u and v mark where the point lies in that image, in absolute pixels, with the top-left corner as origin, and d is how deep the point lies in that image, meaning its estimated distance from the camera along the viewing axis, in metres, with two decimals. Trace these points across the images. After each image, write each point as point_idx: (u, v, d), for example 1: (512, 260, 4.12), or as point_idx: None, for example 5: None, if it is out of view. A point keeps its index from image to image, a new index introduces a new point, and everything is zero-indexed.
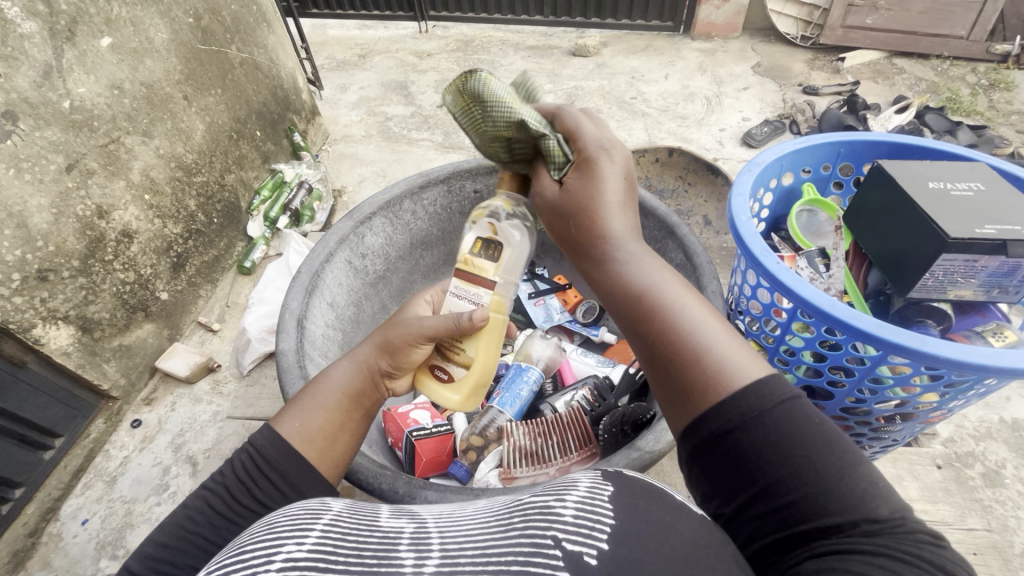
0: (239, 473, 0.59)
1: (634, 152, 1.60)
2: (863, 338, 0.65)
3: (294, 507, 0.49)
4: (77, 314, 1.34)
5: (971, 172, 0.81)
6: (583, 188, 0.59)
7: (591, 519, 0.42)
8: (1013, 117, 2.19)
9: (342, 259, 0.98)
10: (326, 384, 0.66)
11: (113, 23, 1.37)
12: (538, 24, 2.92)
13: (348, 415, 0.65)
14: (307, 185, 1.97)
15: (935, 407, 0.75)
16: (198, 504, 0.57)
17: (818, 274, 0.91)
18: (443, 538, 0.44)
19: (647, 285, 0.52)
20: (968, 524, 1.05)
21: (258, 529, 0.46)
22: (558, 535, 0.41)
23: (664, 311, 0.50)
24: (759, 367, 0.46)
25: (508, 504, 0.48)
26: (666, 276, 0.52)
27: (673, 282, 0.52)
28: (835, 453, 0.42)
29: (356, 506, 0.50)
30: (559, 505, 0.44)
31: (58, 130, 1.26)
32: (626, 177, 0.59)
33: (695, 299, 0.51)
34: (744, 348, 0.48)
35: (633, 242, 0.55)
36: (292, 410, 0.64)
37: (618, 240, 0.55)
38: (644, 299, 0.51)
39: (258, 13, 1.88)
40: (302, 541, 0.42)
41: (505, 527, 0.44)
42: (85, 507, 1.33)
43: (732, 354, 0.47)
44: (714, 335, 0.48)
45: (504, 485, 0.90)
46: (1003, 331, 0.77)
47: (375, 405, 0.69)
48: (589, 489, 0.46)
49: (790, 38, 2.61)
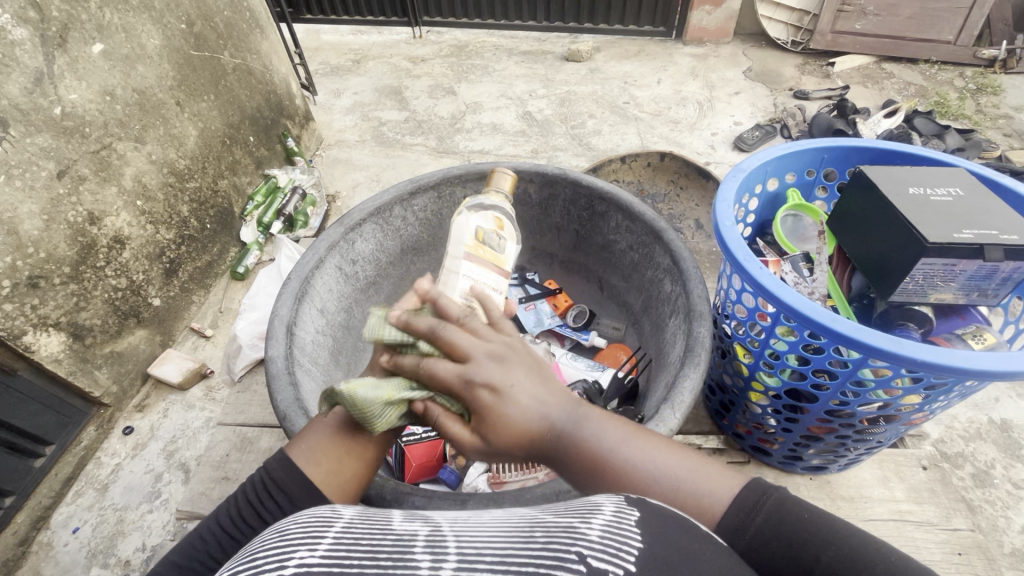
0: (252, 495, 0.61)
1: (627, 157, 1.62)
2: (845, 343, 0.65)
3: (306, 515, 0.49)
4: (68, 320, 1.33)
5: (951, 177, 0.83)
6: (512, 429, 0.51)
7: (615, 541, 0.43)
8: (1001, 121, 2.22)
9: (332, 265, 0.98)
10: (337, 412, 0.63)
11: (105, 29, 1.38)
12: (532, 29, 2.94)
13: (357, 438, 0.61)
14: (301, 191, 1.96)
15: (917, 409, 0.76)
16: (212, 525, 0.61)
17: (802, 278, 0.91)
18: (460, 544, 0.44)
19: (604, 455, 0.54)
20: (952, 524, 1.03)
21: (270, 535, 0.46)
22: (583, 552, 0.41)
23: (628, 475, 0.54)
24: (728, 482, 0.54)
25: (528, 519, 0.49)
26: (615, 435, 0.55)
27: (625, 440, 0.56)
28: (838, 538, 0.48)
29: (368, 513, 0.50)
30: (584, 526, 0.44)
31: (49, 136, 1.25)
32: (535, 375, 0.52)
33: (652, 444, 0.56)
34: (706, 467, 0.55)
35: (578, 419, 0.54)
36: (307, 433, 0.64)
37: (561, 426, 0.53)
38: (605, 470, 0.54)
39: (250, 19, 1.89)
40: (315, 547, 0.42)
41: (527, 540, 0.44)
42: (76, 515, 1.32)
43: (700, 482, 0.54)
44: (677, 471, 0.54)
45: (493, 489, 0.92)
46: (982, 334, 0.78)
47: (393, 429, 0.63)
48: (616, 514, 0.46)
49: (781, 44, 2.64)
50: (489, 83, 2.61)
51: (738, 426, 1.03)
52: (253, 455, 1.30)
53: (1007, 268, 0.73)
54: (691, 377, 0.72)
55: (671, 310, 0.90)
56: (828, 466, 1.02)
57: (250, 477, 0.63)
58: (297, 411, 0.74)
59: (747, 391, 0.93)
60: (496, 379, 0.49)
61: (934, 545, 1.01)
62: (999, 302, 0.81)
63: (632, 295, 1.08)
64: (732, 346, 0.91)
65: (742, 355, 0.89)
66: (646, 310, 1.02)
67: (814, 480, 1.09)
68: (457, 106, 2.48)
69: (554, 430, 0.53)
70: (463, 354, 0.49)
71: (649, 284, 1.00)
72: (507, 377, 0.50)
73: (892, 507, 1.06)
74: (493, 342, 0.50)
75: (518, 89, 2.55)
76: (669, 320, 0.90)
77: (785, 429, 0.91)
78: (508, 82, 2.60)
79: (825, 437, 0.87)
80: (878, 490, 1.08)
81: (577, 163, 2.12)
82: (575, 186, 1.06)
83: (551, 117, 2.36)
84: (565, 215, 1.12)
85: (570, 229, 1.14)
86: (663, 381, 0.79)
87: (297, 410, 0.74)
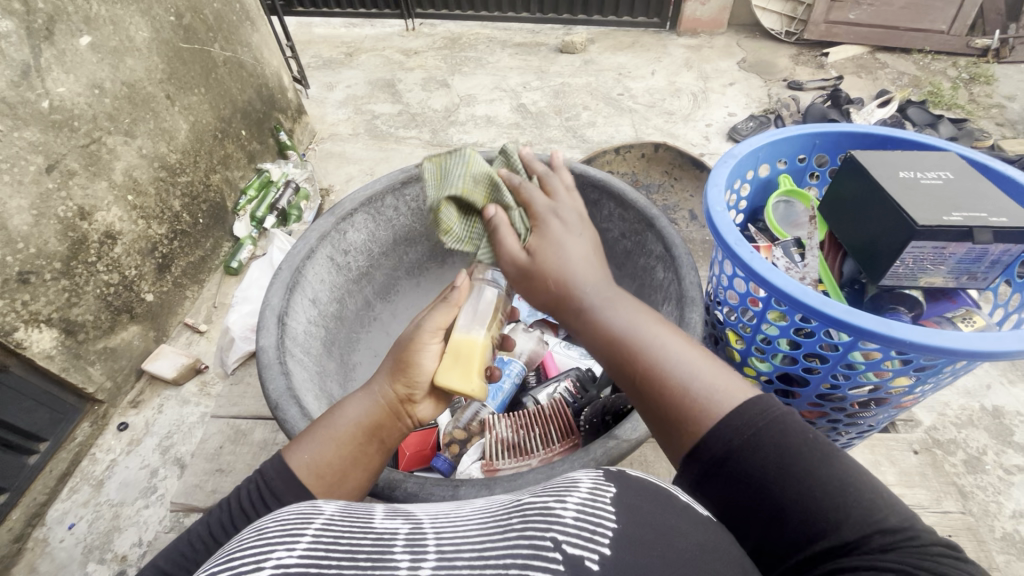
0: (243, 504, 0.60)
1: (620, 148, 1.61)
2: (835, 325, 0.66)
3: (285, 511, 0.49)
4: (60, 317, 1.32)
5: (942, 161, 0.83)
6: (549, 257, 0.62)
7: (591, 522, 0.43)
8: (994, 110, 2.23)
9: (324, 255, 0.97)
10: (343, 422, 0.65)
11: (92, 22, 1.36)
12: (525, 21, 2.93)
13: (364, 449, 0.65)
14: (294, 185, 1.95)
15: (906, 392, 0.77)
16: (202, 533, 0.60)
17: (793, 264, 0.91)
18: (439, 540, 0.44)
19: (624, 330, 0.57)
20: (944, 507, 1.04)
21: (248, 535, 0.46)
22: (559, 537, 0.41)
23: (643, 356, 0.55)
24: (744, 391, 0.51)
25: (506, 505, 0.49)
26: (640, 318, 0.57)
27: (649, 325, 0.56)
28: (831, 465, 0.46)
29: (349, 509, 0.50)
30: (559, 507, 0.44)
31: (37, 131, 1.24)
32: (590, 244, 0.64)
33: (676, 336, 0.56)
34: (726, 374, 0.52)
35: (608, 292, 0.59)
36: (306, 441, 0.64)
37: (591, 290, 0.60)
38: (620, 345, 0.56)
39: (241, 11, 1.86)
40: (293, 547, 0.42)
41: (503, 529, 0.44)
42: (72, 511, 1.32)
43: (715, 384, 0.51)
44: (695, 370, 0.53)
45: (486, 476, 0.90)
46: (971, 317, 0.79)
47: (396, 438, 0.68)
48: (591, 491, 0.46)
49: (775, 34, 2.63)
50: (483, 76, 2.59)
51: None
52: (248, 449, 1.30)
53: (996, 251, 0.74)
54: None
55: (663, 297, 0.90)
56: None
57: (241, 485, 0.62)
58: (289, 400, 0.74)
59: None
60: (568, 220, 0.67)
61: None
62: (989, 285, 0.81)
63: (625, 283, 1.08)
64: (725, 333, 0.92)
65: (734, 341, 0.90)
66: (639, 298, 1.02)
67: None
68: (451, 99, 2.46)
69: (580, 287, 0.60)
70: (553, 197, 0.71)
71: (642, 271, 1.00)
72: (575, 228, 0.66)
73: None
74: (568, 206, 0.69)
75: (512, 81, 2.53)
76: (661, 307, 0.90)
77: None
78: (502, 74, 2.59)
79: (817, 421, 0.88)
80: (870, 475, 1.09)
81: (571, 155, 2.12)
82: (567, 174, 1.05)
83: (545, 109, 2.36)
84: None
85: None
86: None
87: (290, 400, 0.75)
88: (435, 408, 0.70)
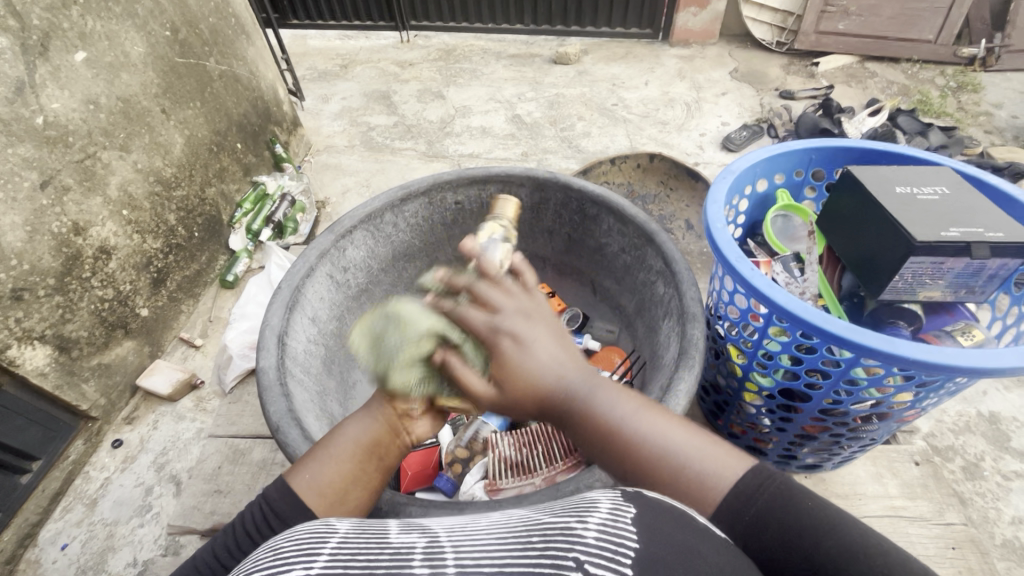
0: (250, 527, 0.59)
1: (616, 159, 1.62)
2: (836, 342, 0.66)
3: (300, 529, 0.48)
4: (53, 333, 1.31)
5: (937, 176, 0.84)
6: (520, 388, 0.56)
7: (613, 542, 0.42)
8: (982, 118, 2.26)
9: (324, 273, 0.97)
10: (343, 442, 0.64)
11: (87, 37, 1.36)
12: (519, 32, 2.95)
13: (365, 468, 0.63)
14: (290, 197, 1.95)
15: (908, 406, 0.77)
16: (208, 557, 0.59)
17: (793, 278, 0.92)
18: (458, 552, 0.43)
19: (616, 422, 0.57)
20: (946, 519, 1.04)
21: (264, 553, 0.45)
22: (581, 558, 0.41)
23: (641, 445, 0.56)
24: (737, 460, 0.55)
25: (524, 522, 0.48)
26: (627, 407, 0.58)
27: (636, 412, 0.58)
28: (829, 520, 0.50)
29: (364, 525, 0.50)
30: (580, 527, 0.44)
31: (32, 146, 1.23)
32: (557, 338, 0.58)
33: (664, 420, 0.57)
34: (716, 446, 0.56)
35: (590, 385, 0.58)
36: (307, 461, 0.63)
37: (575, 390, 0.57)
38: (614, 440, 0.57)
39: (236, 25, 1.87)
40: (310, 565, 0.42)
41: (523, 545, 0.44)
42: (64, 531, 1.30)
43: (711, 459, 0.55)
44: (690, 449, 0.56)
45: (490, 496, 0.89)
46: (970, 331, 0.80)
47: (395, 455, 0.67)
48: (612, 510, 0.46)
49: (766, 45, 2.67)
50: (478, 87, 2.61)
51: (732, 427, 1.04)
52: (245, 467, 1.29)
53: (993, 265, 0.74)
54: (687, 379, 0.72)
55: (664, 312, 0.90)
56: (821, 465, 1.04)
57: (247, 508, 0.61)
58: (290, 423, 0.74)
59: (740, 392, 0.94)
60: (518, 331, 0.56)
61: (928, 540, 1.02)
62: (987, 298, 0.82)
63: (625, 297, 1.08)
64: (726, 347, 0.92)
65: (735, 356, 0.90)
66: (639, 312, 1.02)
67: (809, 478, 1.10)
68: (446, 110, 2.47)
69: (564, 392, 0.57)
70: (491, 305, 0.57)
71: (642, 286, 1.00)
72: (531, 332, 0.57)
73: (885, 502, 1.07)
74: (520, 301, 0.58)
75: (507, 92, 2.55)
76: (663, 322, 0.90)
77: (779, 429, 0.92)
78: (497, 85, 2.60)
79: (819, 436, 0.88)
80: (872, 486, 1.09)
81: (567, 165, 2.13)
82: (565, 189, 1.06)
83: (540, 120, 2.37)
84: (557, 218, 1.12)
85: (562, 233, 1.14)
86: (658, 384, 0.79)
87: (291, 422, 0.74)
88: (432, 426, 0.69)
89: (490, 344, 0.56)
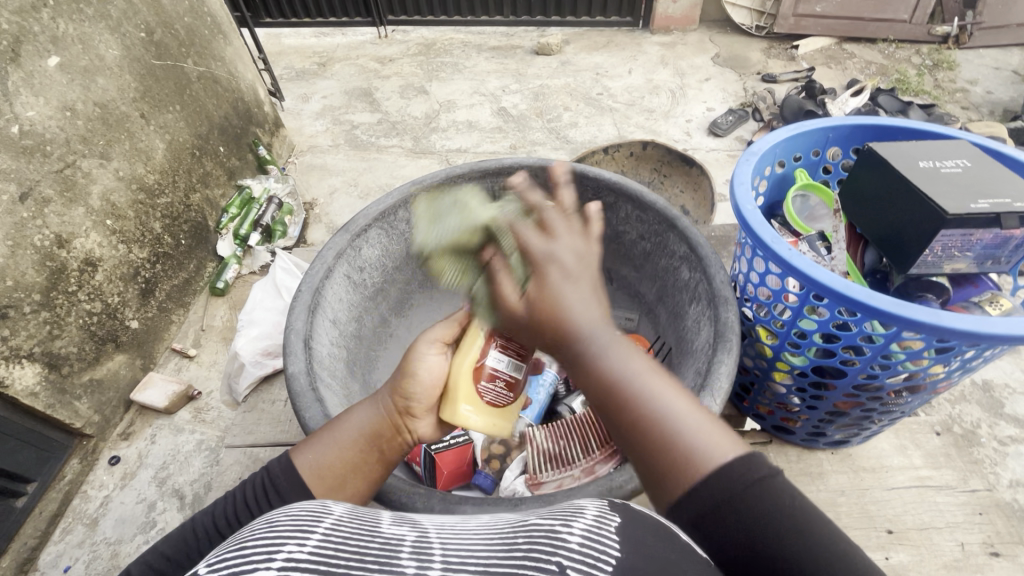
0: (250, 498, 0.62)
1: (609, 147, 1.62)
2: (878, 316, 0.67)
3: (296, 506, 0.47)
4: (42, 350, 1.27)
5: (957, 150, 0.85)
6: (545, 303, 0.56)
7: (595, 549, 0.42)
8: (958, 95, 2.31)
9: (341, 274, 0.95)
10: (350, 428, 0.65)
11: (60, 41, 1.31)
12: (499, 24, 2.93)
13: (364, 457, 0.64)
14: (277, 199, 1.90)
15: (941, 378, 0.79)
16: (210, 520, 0.62)
17: (821, 257, 0.93)
18: (446, 549, 0.43)
19: (621, 376, 0.53)
20: (970, 486, 1.08)
21: (258, 526, 0.44)
22: (564, 562, 0.40)
23: (635, 405, 0.52)
24: (731, 444, 0.48)
25: (512, 524, 0.48)
26: (636, 365, 0.54)
27: (644, 372, 0.54)
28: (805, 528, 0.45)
29: (359, 512, 0.48)
30: (565, 531, 0.43)
31: (7, 158, 1.18)
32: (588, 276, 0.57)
33: (668, 385, 0.53)
34: (715, 427, 0.50)
35: (606, 332, 0.55)
36: (312, 443, 0.65)
37: (594, 335, 0.55)
38: (611, 390, 0.54)
39: (212, 24, 1.81)
40: (304, 542, 0.41)
41: (509, 547, 0.43)
42: (66, 553, 1.26)
43: (703, 436, 0.49)
44: (685, 420, 0.51)
45: (532, 491, 0.90)
46: (997, 300, 0.83)
47: (396, 452, 0.66)
48: (596, 519, 0.46)
49: (746, 29, 2.68)
50: (461, 81, 2.58)
51: (758, 407, 1.06)
52: None
53: (1019, 235, 0.76)
54: (727, 363, 0.73)
55: (690, 297, 0.91)
56: (847, 439, 1.06)
57: (249, 477, 0.64)
58: None
59: (770, 371, 0.95)
60: (569, 264, 0.56)
61: (952, 507, 1.05)
62: (1010, 267, 0.84)
63: (644, 285, 1.08)
64: (754, 329, 0.93)
65: (765, 337, 0.91)
66: (663, 298, 1.02)
67: (836, 454, 1.12)
68: (430, 105, 2.44)
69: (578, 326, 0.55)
70: (551, 232, 0.59)
71: (663, 272, 1.00)
72: (578, 269, 0.57)
73: (912, 474, 1.09)
74: (575, 241, 0.58)
75: (491, 85, 2.53)
76: (689, 307, 0.91)
77: (810, 407, 0.94)
78: (480, 78, 2.58)
79: (850, 411, 0.90)
80: (895, 459, 1.12)
81: (556, 156, 2.12)
82: (580, 178, 1.05)
83: (526, 112, 2.36)
84: None
85: None
86: (695, 369, 0.80)
87: None
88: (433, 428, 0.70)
89: (536, 263, 0.57)
